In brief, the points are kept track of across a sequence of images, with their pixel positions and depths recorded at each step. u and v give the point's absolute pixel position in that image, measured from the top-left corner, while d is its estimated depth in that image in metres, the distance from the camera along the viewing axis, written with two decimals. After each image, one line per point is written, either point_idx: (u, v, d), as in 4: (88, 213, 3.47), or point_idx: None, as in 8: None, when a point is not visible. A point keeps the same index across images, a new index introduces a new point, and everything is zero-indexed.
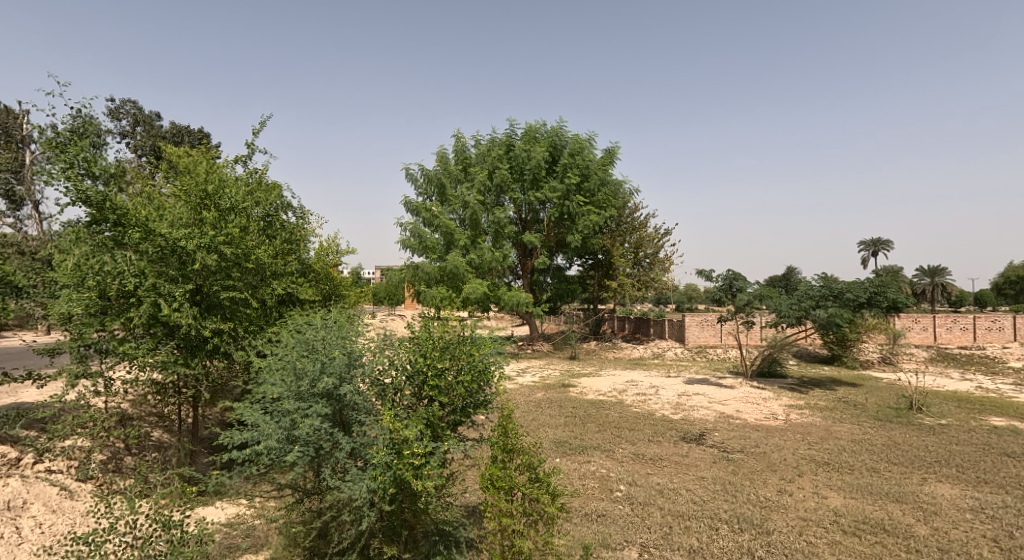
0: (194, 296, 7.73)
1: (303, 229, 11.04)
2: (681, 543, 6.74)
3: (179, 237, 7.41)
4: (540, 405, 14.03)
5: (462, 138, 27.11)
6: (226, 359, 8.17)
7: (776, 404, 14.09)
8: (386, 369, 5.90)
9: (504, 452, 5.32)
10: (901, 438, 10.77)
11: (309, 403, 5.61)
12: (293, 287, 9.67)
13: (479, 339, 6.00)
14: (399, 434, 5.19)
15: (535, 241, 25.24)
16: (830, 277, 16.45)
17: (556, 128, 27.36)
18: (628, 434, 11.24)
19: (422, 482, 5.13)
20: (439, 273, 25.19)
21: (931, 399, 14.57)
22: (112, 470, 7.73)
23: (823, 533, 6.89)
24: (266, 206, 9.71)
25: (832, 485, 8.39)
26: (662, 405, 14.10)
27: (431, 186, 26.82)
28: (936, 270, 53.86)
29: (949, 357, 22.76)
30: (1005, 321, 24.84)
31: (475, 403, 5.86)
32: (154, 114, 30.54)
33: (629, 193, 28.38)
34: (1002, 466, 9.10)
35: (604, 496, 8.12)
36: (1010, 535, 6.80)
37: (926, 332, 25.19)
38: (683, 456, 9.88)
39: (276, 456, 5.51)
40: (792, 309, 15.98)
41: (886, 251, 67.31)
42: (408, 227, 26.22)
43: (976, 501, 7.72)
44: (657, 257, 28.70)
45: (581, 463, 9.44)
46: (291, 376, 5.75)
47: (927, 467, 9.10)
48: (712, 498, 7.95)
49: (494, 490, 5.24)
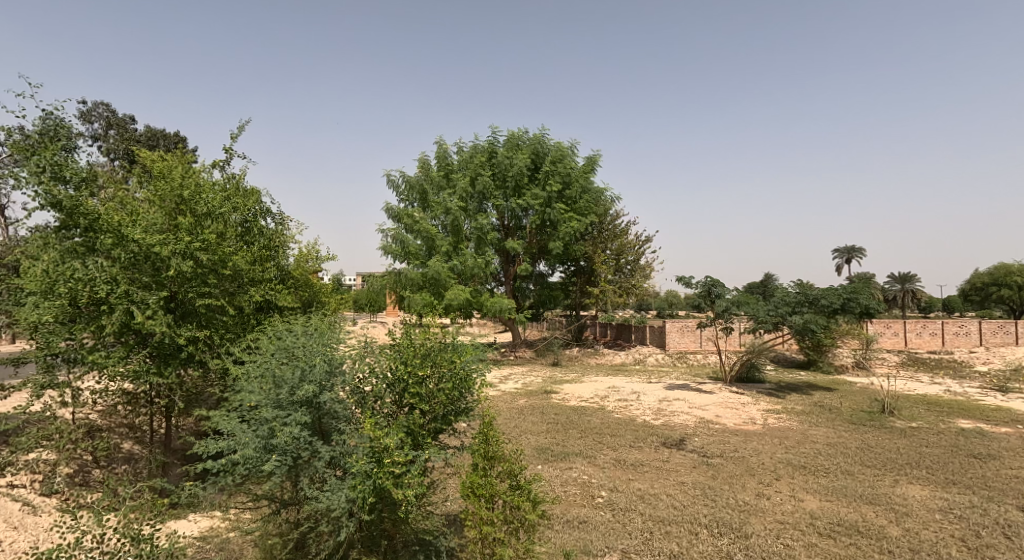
0: (170, 303, 7.62)
1: (282, 235, 10.93)
2: (662, 548, 6.80)
3: (153, 243, 7.30)
4: (522, 412, 14.02)
5: (444, 145, 27.07)
6: (202, 367, 8.05)
7: (753, 409, 14.29)
8: (367, 377, 5.87)
9: (485, 460, 5.34)
10: (874, 440, 11.01)
11: (288, 411, 5.53)
12: (272, 294, 9.55)
13: (461, 346, 6.01)
14: (380, 442, 5.13)
15: (518, 247, 25.34)
16: (806, 283, 16.64)
17: (538, 135, 27.47)
18: (610, 440, 11.30)
19: (402, 492, 5.08)
20: (421, 279, 25.10)
21: (903, 402, 14.90)
22: (79, 484, 7.58)
23: (800, 536, 7.00)
24: (245, 212, 9.59)
25: (808, 488, 8.52)
26: (643, 411, 14.20)
27: (413, 193, 26.79)
28: (906, 276, 55.34)
29: (919, 361, 23.30)
30: (971, 326, 25.55)
31: (456, 411, 5.87)
32: (127, 116, 30.03)
33: (610, 200, 28.59)
34: (970, 467, 9.34)
35: (586, 503, 8.16)
36: (977, 534, 6.97)
37: (898, 337, 25.68)
38: (664, 461, 9.95)
39: (254, 465, 5.45)
40: (769, 315, 16.24)
41: (858, 258, 68.91)
42: (390, 234, 26.07)
43: (945, 502, 7.91)
44: (639, 263, 28.89)
45: (563, 470, 9.48)
46: (271, 383, 5.68)
47: (899, 468, 9.31)
48: (693, 503, 8.04)
49: (475, 498, 5.27)
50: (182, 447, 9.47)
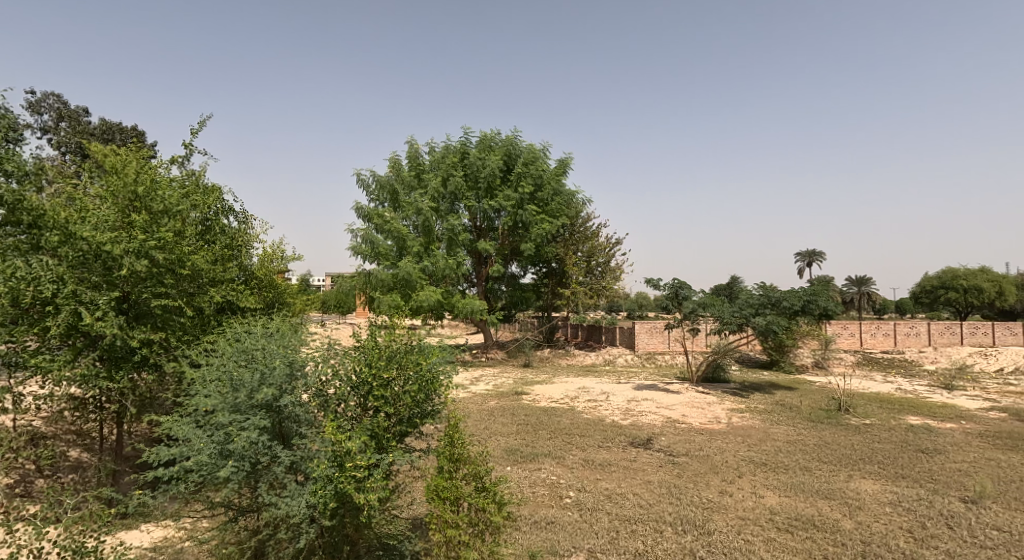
0: (122, 303, 7.38)
1: (246, 234, 10.72)
2: (628, 547, 6.90)
3: (104, 241, 7.06)
4: (492, 414, 14.02)
5: (416, 144, 26.91)
6: (157, 371, 7.82)
7: (718, 408, 14.59)
8: (330, 379, 5.80)
9: (451, 463, 5.33)
10: (830, 437, 11.37)
11: (246, 415, 5.43)
12: (234, 294, 9.36)
13: (428, 348, 6.00)
14: (342, 446, 5.09)
15: (490, 248, 25.34)
16: (769, 285, 17.07)
17: (511, 137, 27.55)
18: (579, 440, 11.40)
19: (364, 496, 5.04)
20: (392, 280, 24.88)
21: (857, 400, 15.43)
22: (20, 494, 7.30)
23: (759, 531, 7.18)
24: (205, 210, 9.34)
25: (768, 485, 8.75)
26: (611, 411, 14.35)
27: (383, 192, 26.52)
28: (863, 279, 57.28)
29: (874, 360, 24.15)
30: (921, 327, 26.62)
31: (421, 413, 5.86)
32: (81, 109, 28.99)
33: (581, 202, 28.82)
34: (918, 461, 9.73)
35: (554, 503, 8.21)
36: (923, 525, 7.26)
37: (854, 338, 26.56)
38: (632, 461, 10.09)
39: (209, 471, 5.33)
40: (734, 316, 16.60)
41: (818, 262, 70.98)
42: (360, 234, 25.76)
43: (895, 495, 8.22)
44: (609, 265, 29.21)
45: (531, 471, 9.53)
46: (229, 387, 5.58)
47: (853, 464, 9.63)
48: (659, 501, 8.17)
49: (440, 501, 5.27)
50: (134, 455, 9.16)
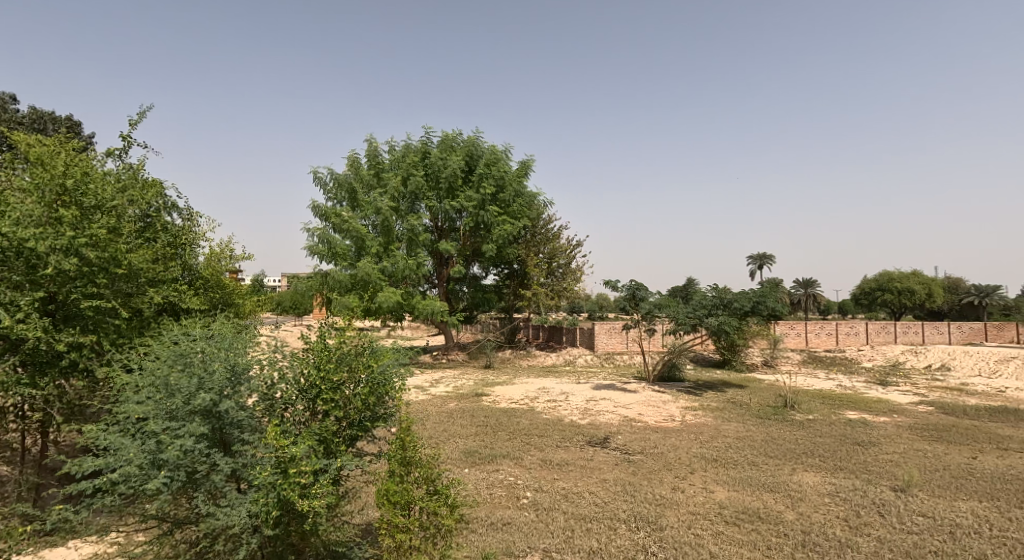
0: (48, 304, 7.00)
1: (191, 231, 10.34)
2: (582, 545, 6.93)
3: (27, 237, 6.67)
4: (451, 416, 13.90)
5: (375, 142, 26.52)
6: (87, 377, 7.46)
7: (673, 406, 14.89)
8: (276, 383, 5.63)
9: (402, 466, 5.23)
10: (776, 432, 11.75)
11: (182, 422, 5.21)
12: (177, 295, 9.00)
13: (379, 350, 5.91)
14: (286, 452, 4.93)
15: (451, 249, 25.17)
16: (722, 286, 17.53)
17: (472, 138, 27.49)
18: (537, 441, 11.42)
19: (309, 503, 4.90)
20: (350, 281, 24.44)
21: (802, 397, 16.01)
22: None
23: (708, 525, 7.34)
24: (143, 206, 8.95)
25: (718, 480, 8.95)
26: (570, 411, 14.45)
27: (341, 191, 26.00)
28: (809, 281, 59.60)
29: (817, 359, 25.13)
30: (859, 326, 27.91)
31: (373, 417, 5.75)
32: (11, 98, 27.40)
33: (542, 204, 28.95)
34: (854, 454, 10.16)
35: (511, 504, 8.20)
36: (857, 514, 7.56)
37: (800, 337, 27.59)
38: (589, 460, 10.17)
39: (139, 482, 5.09)
40: (688, 317, 16.98)
41: (767, 265, 73.47)
42: (317, 233, 25.22)
43: (833, 486, 8.55)
44: (570, 267, 29.47)
45: (489, 472, 9.49)
46: (163, 392, 5.35)
47: (796, 457, 9.98)
48: (613, 499, 8.25)
49: (390, 506, 5.16)
50: (58, 467, 8.70)
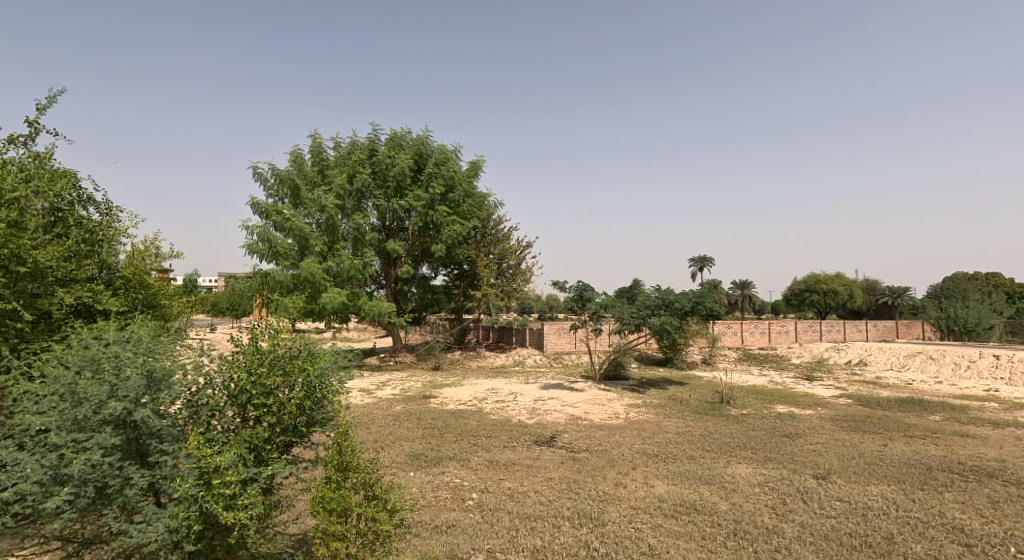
0: None
1: (112, 227, 9.69)
2: (525, 544, 6.89)
3: None
4: (397, 419, 13.62)
5: (320, 138, 25.76)
6: None
7: (618, 404, 15.12)
8: (201, 388, 5.32)
9: (339, 472, 5.02)
10: (713, 427, 12.11)
11: (90, 434, 4.83)
12: (91, 296, 8.16)
13: (316, 352, 5.67)
14: (210, 462, 4.65)
15: (399, 248, 24.74)
16: (665, 286, 17.96)
17: (421, 136, 27.12)
18: (484, 441, 11.33)
19: (234, 515, 4.63)
20: (293, 281, 23.63)
21: (738, 392, 16.61)
22: None
23: (648, 519, 7.45)
24: (51, 198, 8.36)
25: (659, 474, 9.12)
26: (518, 411, 14.44)
27: (283, 188, 25.11)
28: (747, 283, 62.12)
29: (751, 356, 26.17)
30: (788, 325, 29.32)
31: (308, 422, 5.51)
32: None
33: (492, 204, 28.90)
34: (783, 445, 10.60)
35: (456, 506, 8.07)
36: (784, 502, 7.85)
37: (735, 336, 28.69)
38: (535, 459, 10.16)
39: (37, 500, 4.69)
40: (632, 316, 17.32)
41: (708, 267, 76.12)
42: (256, 231, 24.27)
43: (764, 476, 8.87)
44: (518, 267, 29.56)
45: (435, 475, 9.33)
46: (69, 402, 4.93)
47: (731, 450, 10.30)
48: (558, 497, 8.26)
49: (325, 514, 4.95)
50: None
